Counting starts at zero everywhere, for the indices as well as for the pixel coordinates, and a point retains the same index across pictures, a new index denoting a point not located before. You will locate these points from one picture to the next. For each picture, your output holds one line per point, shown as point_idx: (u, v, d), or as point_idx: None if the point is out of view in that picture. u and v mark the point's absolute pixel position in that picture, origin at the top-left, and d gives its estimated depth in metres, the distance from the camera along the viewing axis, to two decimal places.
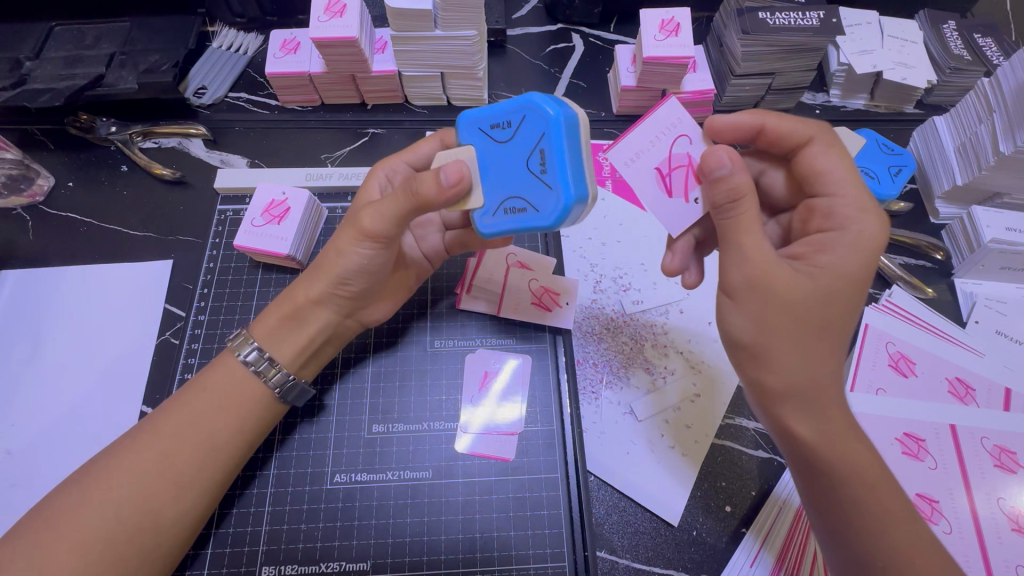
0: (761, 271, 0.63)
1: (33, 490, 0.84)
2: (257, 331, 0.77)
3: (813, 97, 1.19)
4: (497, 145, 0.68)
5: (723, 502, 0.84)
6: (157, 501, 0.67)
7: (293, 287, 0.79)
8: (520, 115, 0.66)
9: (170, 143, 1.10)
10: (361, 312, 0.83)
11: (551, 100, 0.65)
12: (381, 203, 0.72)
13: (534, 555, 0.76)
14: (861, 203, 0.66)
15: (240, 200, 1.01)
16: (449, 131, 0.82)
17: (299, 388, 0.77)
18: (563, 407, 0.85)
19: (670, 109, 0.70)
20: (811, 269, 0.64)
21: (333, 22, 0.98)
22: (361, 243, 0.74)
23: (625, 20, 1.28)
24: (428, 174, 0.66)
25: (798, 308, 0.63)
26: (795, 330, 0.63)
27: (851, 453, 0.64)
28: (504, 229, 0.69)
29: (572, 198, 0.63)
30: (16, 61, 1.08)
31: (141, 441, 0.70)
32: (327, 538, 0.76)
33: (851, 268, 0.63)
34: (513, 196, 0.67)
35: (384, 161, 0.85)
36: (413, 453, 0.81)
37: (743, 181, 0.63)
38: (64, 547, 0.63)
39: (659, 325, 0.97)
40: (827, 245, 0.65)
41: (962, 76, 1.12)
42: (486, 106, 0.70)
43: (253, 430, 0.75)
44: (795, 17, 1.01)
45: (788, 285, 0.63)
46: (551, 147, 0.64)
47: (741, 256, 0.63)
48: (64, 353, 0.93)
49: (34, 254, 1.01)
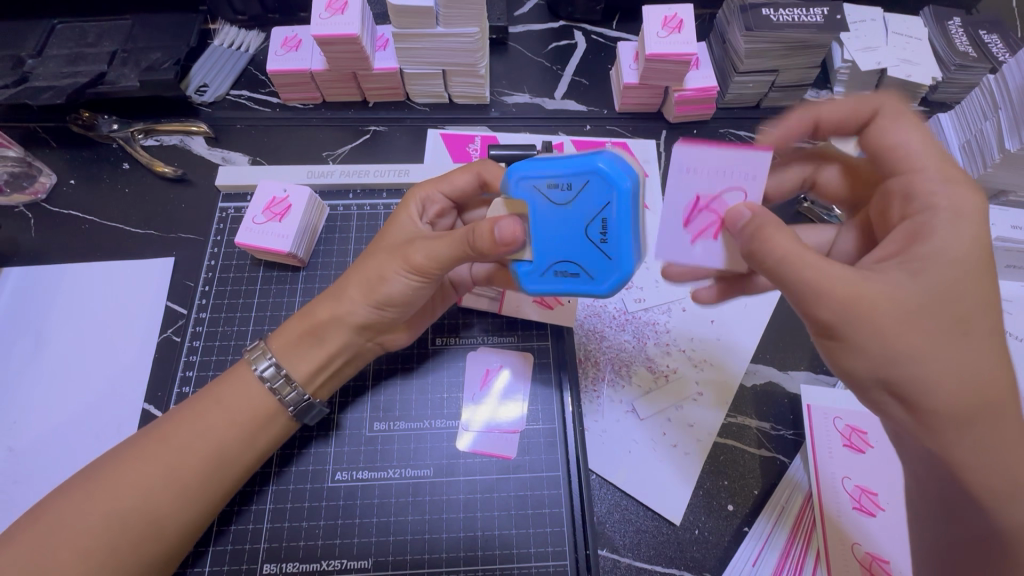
0: (860, 288, 0.57)
1: (34, 487, 0.84)
2: (274, 345, 0.77)
3: (817, 94, 1.18)
4: (554, 207, 0.66)
5: (725, 501, 0.84)
6: (162, 511, 0.68)
7: (315, 306, 0.78)
8: (585, 179, 0.63)
9: (172, 141, 1.10)
10: (384, 335, 0.81)
11: (620, 169, 0.63)
12: (434, 244, 0.71)
13: (535, 553, 0.76)
14: (945, 175, 0.62)
15: (241, 198, 1.00)
16: (485, 165, 0.82)
17: (313, 409, 0.77)
18: (565, 406, 0.85)
19: (761, 155, 0.64)
20: (916, 263, 0.58)
21: (335, 19, 0.97)
22: (410, 274, 0.73)
23: (627, 17, 1.27)
24: (482, 226, 0.65)
25: (917, 317, 0.56)
26: (921, 345, 0.56)
27: (1008, 464, 0.57)
28: (550, 290, 0.70)
29: (628, 271, 0.65)
30: (18, 60, 1.08)
31: (149, 450, 0.70)
32: (328, 536, 0.76)
33: (962, 249, 0.58)
34: (566, 260, 0.67)
35: (417, 188, 0.83)
36: (414, 451, 0.81)
37: (768, 217, 0.60)
38: (69, 554, 0.63)
39: (660, 323, 0.96)
40: (925, 230, 0.60)
41: (967, 73, 1.11)
42: (545, 160, 0.66)
43: (262, 446, 0.74)
44: (799, 13, 1.01)
45: (895, 296, 0.56)
46: (615, 217, 0.63)
47: (836, 275, 0.57)
48: (65, 350, 0.94)
49: (35, 251, 1.01)
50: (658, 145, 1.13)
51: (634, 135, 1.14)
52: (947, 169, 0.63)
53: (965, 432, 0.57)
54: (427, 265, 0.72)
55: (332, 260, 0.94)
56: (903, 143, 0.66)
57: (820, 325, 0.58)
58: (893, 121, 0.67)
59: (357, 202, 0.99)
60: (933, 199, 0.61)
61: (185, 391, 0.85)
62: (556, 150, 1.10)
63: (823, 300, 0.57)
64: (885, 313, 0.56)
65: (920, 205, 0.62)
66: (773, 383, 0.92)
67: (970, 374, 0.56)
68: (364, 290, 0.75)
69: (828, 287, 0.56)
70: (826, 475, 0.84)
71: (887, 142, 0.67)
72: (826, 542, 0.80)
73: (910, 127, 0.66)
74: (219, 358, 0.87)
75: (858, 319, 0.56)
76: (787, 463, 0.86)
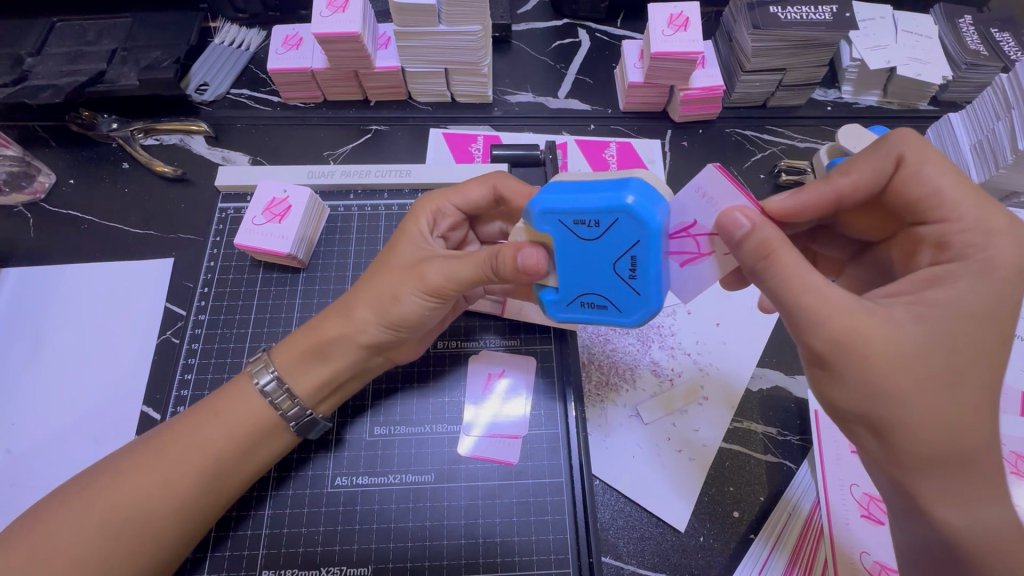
0: (852, 319, 0.55)
1: (31, 491, 0.84)
2: (278, 357, 0.76)
3: (824, 93, 1.16)
4: (580, 241, 0.64)
5: (730, 508, 0.83)
6: (156, 525, 0.66)
7: (323, 320, 0.77)
8: (611, 219, 0.61)
9: (171, 140, 1.09)
10: (390, 351, 0.79)
11: (650, 208, 0.60)
12: (455, 265, 0.70)
13: (538, 561, 0.75)
14: (986, 225, 0.58)
15: (241, 198, 0.98)
16: (500, 178, 0.81)
17: (316, 424, 0.75)
18: (568, 409, 0.84)
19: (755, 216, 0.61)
20: (921, 307, 0.56)
21: (336, 17, 0.96)
22: (426, 296, 0.72)
23: (632, 14, 1.26)
24: (506, 254, 0.65)
25: (912, 364, 0.54)
26: (912, 388, 0.55)
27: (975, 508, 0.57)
28: (580, 317, 0.70)
29: (656, 306, 0.65)
30: (18, 58, 1.08)
31: (144, 460, 0.69)
32: (327, 543, 0.75)
33: (973, 301, 0.55)
34: (594, 291, 0.67)
35: (426, 200, 0.82)
36: (415, 456, 0.80)
37: (772, 232, 0.56)
38: (67, 563, 0.63)
39: (664, 325, 0.95)
40: (946, 278, 0.57)
41: (978, 72, 1.09)
42: (569, 195, 0.62)
43: (260, 459, 0.73)
44: (807, 11, 0.99)
45: (894, 339, 0.54)
46: (644, 256, 0.62)
47: (833, 309, 0.55)
48: (65, 351, 0.93)
49: (35, 251, 1.00)
50: (663, 145, 1.11)
51: (638, 135, 1.12)
52: (989, 218, 0.58)
53: (929, 473, 0.57)
54: (443, 284, 0.71)
55: (333, 262, 0.93)
56: (939, 188, 0.60)
57: (812, 353, 0.57)
58: (921, 165, 0.61)
59: (358, 203, 0.98)
60: (966, 250, 0.58)
61: (183, 394, 0.84)
62: (560, 150, 1.09)
63: (814, 332, 0.56)
64: (874, 346, 0.54)
65: (954, 252, 0.59)
66: (779, 387, 0.91)
67: (956, 425, 0.55)
68: (376, 310, 0.74)
69: (819, 322, 0.55)
70: (834, 482, 0.82)
71: (914, 195, 0.61)
72: (834, 551, 0.78)
73: (944, 167, 0.60)
74: (217, 362, 0.86)
75: (849, 355, 0.55)
76: (794, 469, 0.85)
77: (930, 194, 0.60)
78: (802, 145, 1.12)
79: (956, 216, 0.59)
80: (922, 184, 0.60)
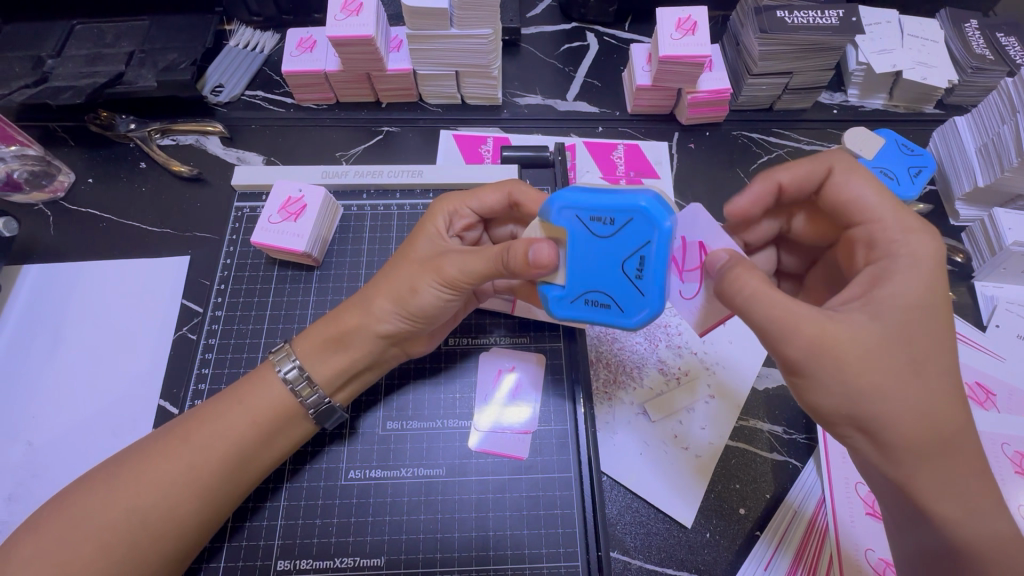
0: (826, 332, 0.58)
1: (51, 481, 0.86)
2: (300, 348, 0.78)
3: (830, 97, 1.18)
4: (593, 238, 0.66)
5: (737, 505, 0.84)
6: (181, 510, 0.68)
7: (341, 313, 0.79)
8: (628, 217, 0.64)
9: (188, 141, 1.11)
10: (407, 342, 0.81)
11: (666, 213, 0.63)
12: (468, 259, 0.72)
13: (547, 554, 0.76)
14: (903, 223, 0.64)
15: (257, 197, 0.99)
16: (517, 185, 0.83)
17: (334, 413, 0.77)
18: (577, 406, 0.85)
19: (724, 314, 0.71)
20: (874, 306, 0.60)
21: (350, 20, 0.98)
22: (441, 286, 0.74)
23: (640, 19, 1.27)
24: (520, 245, 0.66)
25: (875, 373, 0.58)
26: (886, 393, 0.58)
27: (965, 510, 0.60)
28: (576, 316, 0.70)
29: (659, 309, 0.65)
30: (39, 60, 1.10)
31: (170, 448, 0.71)
32: (341, 534, 0.76)
33: (927, 318, 0.59)
34: (599, 290, 0.67)
35: (444, 201, 0.84)
36: (427, 450, 0.81)
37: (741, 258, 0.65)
38: (88, 549, 0.64)
39: (672, 325, 0.97)
40: (885, 275, 0.62)
41: (983, 76, 1.11)
42: (589, 192, 0.65)
43: (284, 449, 0.75)
44: (814, 16, 1.00)
45: (858, 339, 0.58)
46: (654, 257, 0.64)
47: (802, 321, 0.59)
48: (84, 346, 0.95)
49: (55, 248, 1.03)
50: (670, 148, 1.13)
51: (645, 137, 1.14)
52: (904, 217, 0.64)
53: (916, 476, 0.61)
54: (459, 277, 0.73)
55: (346, 262, 0.95)
56: (859, 197, 0.67)
57: (786, 360, 0.61)
58: (847, 176, 0.68)
59: (370, 203, 0.99)
60: (891, 246, 0.63)
61: (201, 388, 0.85)
62: (568, 152, 1.11)
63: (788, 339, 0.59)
64: (849, 354, 0.58)
65: (881, 250, 0.64)
66: (785, 386, 0.92)
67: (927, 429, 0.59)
68: (394, 301, 0.76)
69: (794, 331, 0.58)
70: (837, 481, 0.84)
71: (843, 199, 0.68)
72: (839, 548, 0.79)
73: (865, 179, 0.68)
74: (234, 356, 0.88)
75: (820, 362, 0.58)
76: (800, 467, 0.86)
77: (852, 201, 0.67)
78: (808, 147, 1.13)
79: (876, 217, 0.66)
80: (846, 192, 0.68)
